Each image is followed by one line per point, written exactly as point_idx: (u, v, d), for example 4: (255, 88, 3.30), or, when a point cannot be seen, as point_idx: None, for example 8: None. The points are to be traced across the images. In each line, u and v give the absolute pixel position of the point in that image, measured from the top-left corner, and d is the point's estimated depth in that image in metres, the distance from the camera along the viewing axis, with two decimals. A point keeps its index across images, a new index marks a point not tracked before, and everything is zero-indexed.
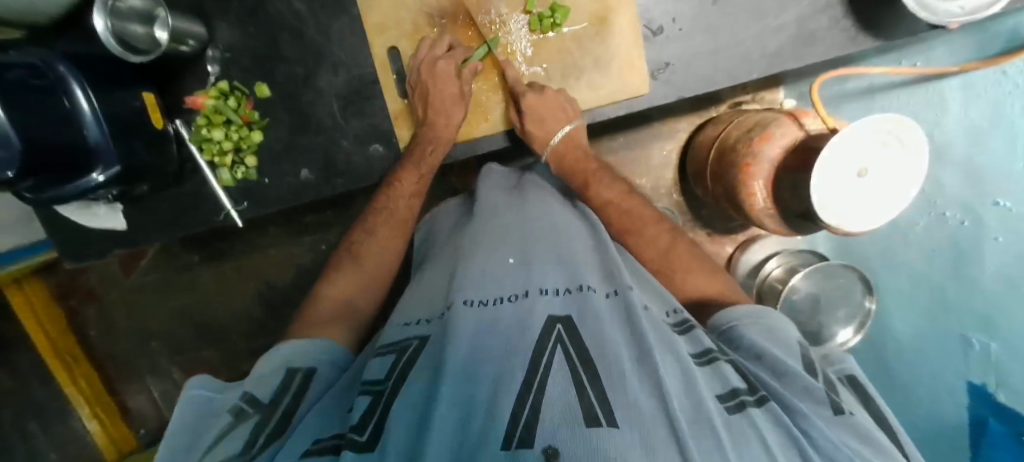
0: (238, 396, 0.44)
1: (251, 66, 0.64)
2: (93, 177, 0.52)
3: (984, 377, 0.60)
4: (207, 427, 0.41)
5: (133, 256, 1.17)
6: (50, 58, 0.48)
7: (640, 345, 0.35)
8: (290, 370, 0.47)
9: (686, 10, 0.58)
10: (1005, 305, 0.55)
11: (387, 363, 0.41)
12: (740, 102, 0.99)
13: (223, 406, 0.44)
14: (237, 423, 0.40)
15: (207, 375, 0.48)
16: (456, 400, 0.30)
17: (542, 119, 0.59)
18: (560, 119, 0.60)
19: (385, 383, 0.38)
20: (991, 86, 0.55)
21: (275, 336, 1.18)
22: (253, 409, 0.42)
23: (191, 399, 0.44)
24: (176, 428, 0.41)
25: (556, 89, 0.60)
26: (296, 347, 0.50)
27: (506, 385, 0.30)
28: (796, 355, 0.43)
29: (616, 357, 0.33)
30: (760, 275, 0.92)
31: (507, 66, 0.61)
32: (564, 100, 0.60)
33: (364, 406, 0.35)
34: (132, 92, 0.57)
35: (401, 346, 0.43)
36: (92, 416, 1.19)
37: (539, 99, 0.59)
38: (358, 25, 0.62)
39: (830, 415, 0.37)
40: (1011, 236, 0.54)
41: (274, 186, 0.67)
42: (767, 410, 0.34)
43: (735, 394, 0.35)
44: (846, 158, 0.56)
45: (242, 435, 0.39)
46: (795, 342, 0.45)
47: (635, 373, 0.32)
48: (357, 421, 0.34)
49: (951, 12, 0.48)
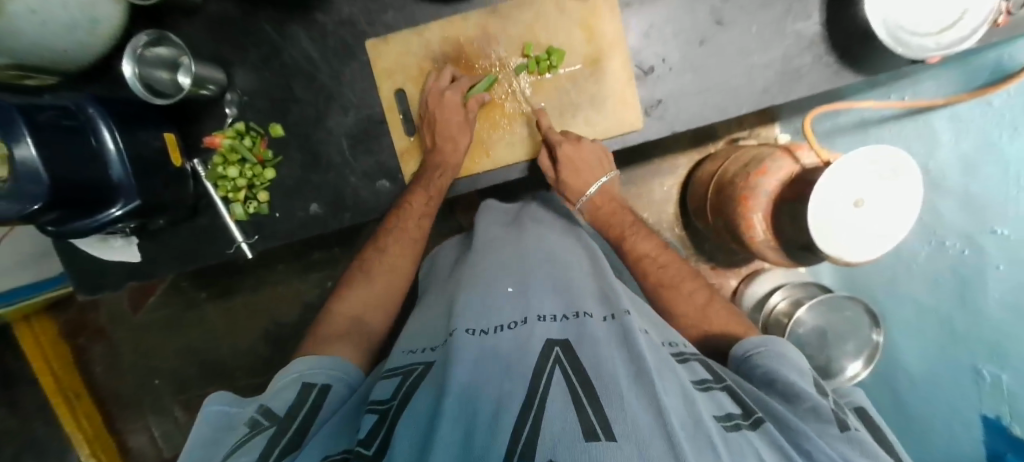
0: (255, 407, 0.44)
1: (267, 109, 0.68)
2: (111, 211, 0.55)
3: (997, 408, 0.60)
4: (225, 440, 0.41)
5: (141, 292, 1.18)
6: (81, 100, 0.53)
7: (637, 364, 0.34)
8: (305, 386, 0.47)
9: (675, 51, 0.62)
10: (1012, 334, 0.56)
11: (392, 384, 0.41)
12: (736, 138, 1.01)
13: (240, 419, 0.44)
14: (253, 434, 0.40)
15: (227, 392, 0.49)
16: (459, 418, 0.30)
17: (578, 170, 0.64)
18: (593, 170, 0.65)
19: (390, 402, 0.38)
20: (977, 116, 0.58)
21: (278, 373, 1.18)
22: (269, 422, 0.42)
23: (211, 413, 0.46)
24: (199, 444, 0.42)
25: (589, 139, 0.63)
26: (310, 364, 0.51)
27: (505, 405, 0.30)
28: (809, 380, 0.43)
29: (612, 375, 0.33)
30: (764, 309, 0.90)
31: (541, 115, 0.63)
32: (597, 148, 0.64)
33: (371, 423, 0.36)
34: (154, 133, 0.60)
35: (406, 370, 0.43)
36: (92, 456, 1.15)
37: (581, 155, 0.63)
38: (367, 70, 0.66)
39: (836, 432, 0.37)
40: (1011, 264, 0.54)
41: (284, 221, 0.70)
42: (763, 434, 0.34)
43: (731, 418, 0.34)
44: (841, 189, 0.57)
45: (256, 446, 0.38)
46: (806, 368, 0.45)
47: (632, 390, 0.31)
48: (365, 435, 0.35)
49: (926, 48, 0.50)
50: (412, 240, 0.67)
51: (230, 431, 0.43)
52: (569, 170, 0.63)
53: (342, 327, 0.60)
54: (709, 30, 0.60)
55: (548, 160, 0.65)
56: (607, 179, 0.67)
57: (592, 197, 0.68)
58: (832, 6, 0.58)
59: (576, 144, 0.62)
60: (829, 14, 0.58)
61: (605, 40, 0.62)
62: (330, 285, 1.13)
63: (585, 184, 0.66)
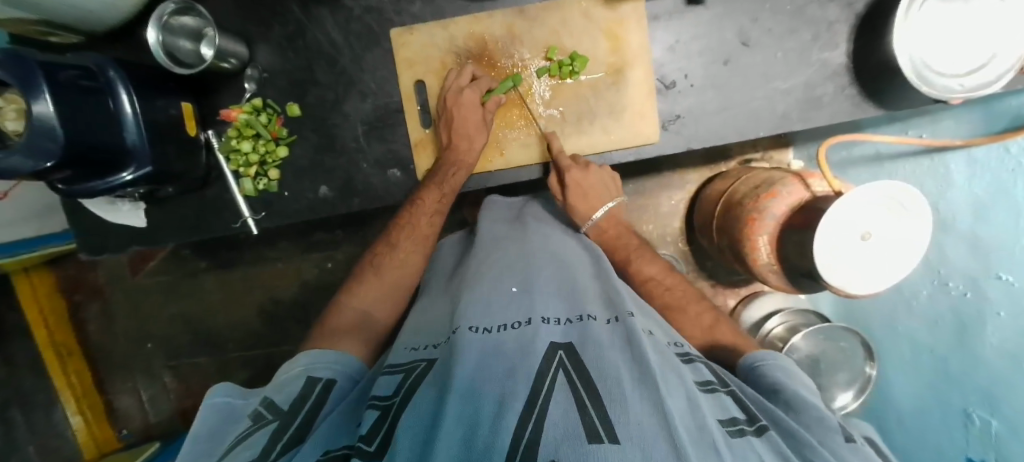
0: (258, 401, 0.46)
1: (286, 87, 0.68)
2: (122, 175, 0.55)
3: (984, 452, 0.60)
4: (229, 431, 0.43)
5: (143, 256, 1.19)
6: (103, 62, 0.53)
7: (641, 367, 0.35)
8: (311, 379, 0.48)
9: (699, 68, 0.61)
10: (1011, 385, 0.56)
11: (394, 381, 0.42)
12: (749, 160, 1.01)
13: (244, 411, 0.46)
14: (256, 428, 0.41)
15: (230, 383, 0.49)
16: (463, 416, 0.30)
17: (586, 195, 0.64)
18: (603, 197, 0.65)
19: (393, 399, 0.39)
20: (994, 161, 0.57)
21: (271, 348, 1.18)
22: (272, 416, 0.43)
23: (212, 405, 0.46)
24: (203, 436, 0.43)
25: (599, 166, 0.65)
26: (316, 357, 0.51)
27: (508, 404, 0.30)
28: (813, 392, 0.44)
29: (616, 378, 0.33)
30: (760, 333, 0.89)
31: (552, 138, 0.64)
32: (607, 176, 0.65)
33: (372, 419, 0.37)
34: (173, 102, 0.60)
35: (408, 367, 0.43)
36: (78, 412, 1.18)
37: (591, 181, 0.63)
38: (390, 58, 0.66)
39: (841, 441, 0.37)
40: (1013, 311, 0.54)
41: (293, 200, 0.70)
42: (767, 440, 0.34)
43: (735, 423, 0.35)
44: (850, 221, 0.57)
45: (258, 440, 0.39)
46: (808, 382, 0.46)
47: (636, 392, 0.32)
48: (367, 431, 0.36)
49: (951, 89, 0.50)
50: (424, 237, 0.67)
51: (233, 422, 0.44)
52: (575, 195, 0.63)
53: (351, 321, 0.61)
54: (735, 50, 0.60)
55: (556, 182, 0.65)
56: (614, 204, 0.67)
57: (597, 221, 0.67)
58: (861, 38, 0.58)
59: (585, 170, 0.63)
60: (856, 46, 0.58)
61: (630, 51, 0.62)
62: (329, 267, 1.14)
63: (592, 208, 0.65)
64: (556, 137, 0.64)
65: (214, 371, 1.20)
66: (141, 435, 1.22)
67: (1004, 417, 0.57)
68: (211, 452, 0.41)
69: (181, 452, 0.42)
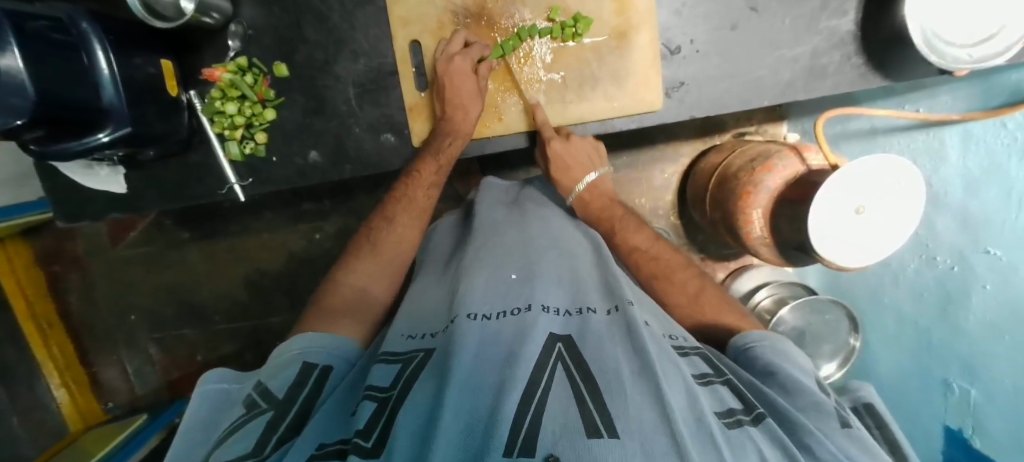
0: (252, 388, 0.45)
1: (272, 46, 0.64)
2: (98, 136, 0.52)
3: (961, 422, 0.65)
4: (225, 419, 0.43)
5: (123, 226, 1.15)
6: (75, 14, 0.48)
7: (641, 358, 0.35)
8: (307, 365, 0.48)
9: (704, 33, 0.60)
10: (988, 354, 0.59)
11: (392, 370, 0.41)
12: (743, 133, 1.01)
13: (240, 397, 0.46)
14: (252, 418, 0.40)
15: (225, 368, 0.49)
16: (460, 408, 0.30)
17: (567, 167, 0.65)
18: (584, 168, 0.66)
19: (391, 391, 0.38)
20: (990, 136, 0.56)
21: (259, 320, 1.18)
22: (267, 404, 0.42)
23: (208, 392, 0.46)
24: (198, 426, 0.43)
25: (581, 138, 0.65)
26: (313, 341, 0.51)
27: (506, 394, 0.30)
28: (808, 375, 0.44)
29: (615, 372, 0.33)
30: (748, 303, 0.91)
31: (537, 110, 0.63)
32: (590, 148, 0.65)
33: (370, 412, 0.35)
34: (151, 59, 0.57)
35: (407, 357, 0.42)
36: (62, 385, 1.15)
37: (570, 153, 0.64)
38: (383, 15, 0.63)
39: (837, 428, 0.38)
40: (998, 282, 0.56)
41: (281, 166, 0.67)
42: (764, 430, 0.34)
43: (732, 414, 0.35)
44: (842, 197, 0.58)
45: (254, 429, 0.39)
46: (804, 364, 0.47)
47: (636, 386, 0.32)
48: (364, 425, 0.34)
49: (959, 59, 0.49)
50: (420, 211, 0.67)
51: (228, 408, 0.45)
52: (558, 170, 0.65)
53: (347, 299, 0.60)
54: (742, 15, 0.59)
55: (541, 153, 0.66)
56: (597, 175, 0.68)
57: (580, 193, 0.68)
58: (870, 7, 0.57)
59: (566, 141, 0.63)
60: (864, 14, 0.58)
61: (636, 14, 0.59)
62: (318, 238, 1.12)
63: (572, 179, 0.67)
64: (542, 110, 0.63)
65: (202, 343, 1.19)
66: (128, 407, 1.21)
67: (981, 383, 0.61)
68: (204, 441, 0.41)
69: (174, 442, 0.42)
